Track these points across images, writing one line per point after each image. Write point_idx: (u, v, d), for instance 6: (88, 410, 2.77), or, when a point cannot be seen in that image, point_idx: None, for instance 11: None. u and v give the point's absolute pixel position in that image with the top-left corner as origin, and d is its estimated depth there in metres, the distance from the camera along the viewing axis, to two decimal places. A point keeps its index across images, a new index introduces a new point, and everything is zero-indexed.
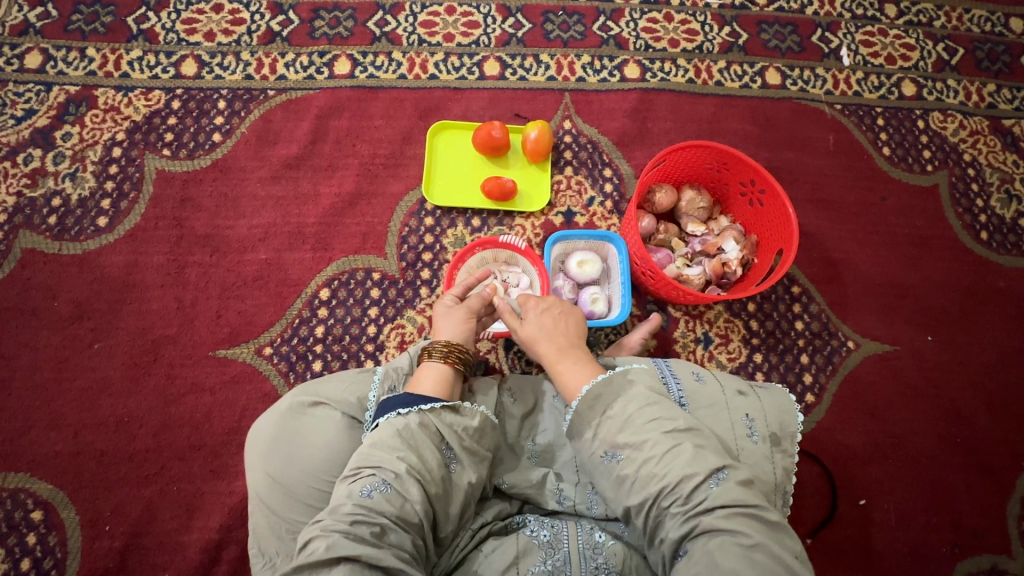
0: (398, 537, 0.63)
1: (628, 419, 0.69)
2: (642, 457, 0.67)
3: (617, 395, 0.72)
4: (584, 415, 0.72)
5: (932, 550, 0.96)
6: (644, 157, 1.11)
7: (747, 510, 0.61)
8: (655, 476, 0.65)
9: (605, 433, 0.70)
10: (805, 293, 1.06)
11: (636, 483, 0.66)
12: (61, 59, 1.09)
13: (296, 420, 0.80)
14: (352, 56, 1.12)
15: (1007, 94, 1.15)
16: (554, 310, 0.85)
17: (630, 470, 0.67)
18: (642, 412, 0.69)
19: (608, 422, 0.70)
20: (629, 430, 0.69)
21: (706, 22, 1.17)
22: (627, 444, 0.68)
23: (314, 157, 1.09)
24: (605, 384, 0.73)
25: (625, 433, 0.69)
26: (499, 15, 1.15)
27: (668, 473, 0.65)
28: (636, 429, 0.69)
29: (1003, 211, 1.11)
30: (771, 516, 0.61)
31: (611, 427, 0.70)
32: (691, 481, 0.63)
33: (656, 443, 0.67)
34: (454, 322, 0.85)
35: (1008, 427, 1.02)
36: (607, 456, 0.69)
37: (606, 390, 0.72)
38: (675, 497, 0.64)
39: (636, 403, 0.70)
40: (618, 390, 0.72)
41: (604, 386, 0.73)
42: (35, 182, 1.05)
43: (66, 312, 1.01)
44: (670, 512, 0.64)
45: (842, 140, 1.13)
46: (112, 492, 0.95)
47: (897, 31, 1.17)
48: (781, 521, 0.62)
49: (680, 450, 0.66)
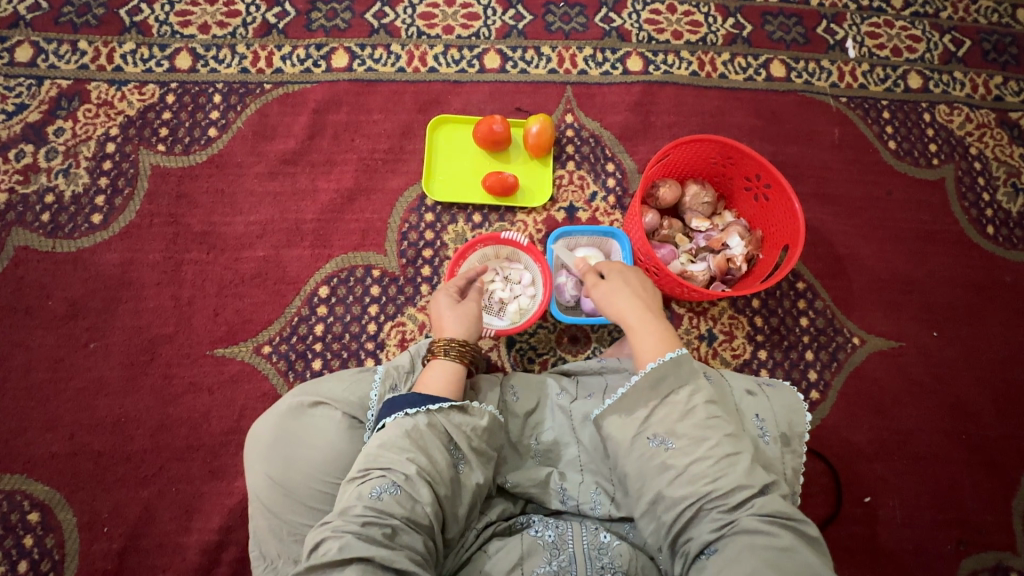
0: (410, 539, 0.62)
1: (692, 410, 0.67)
2: (695, 452, 0.65)
3: (683, 382, 0.69)
4: (643, 392, 0.69)
5: (938, 548, 0.96)
6: (647, 152, 1.09)
7: (791, 526, 0.61)
8: (706, 476, 0.63)
9: (663, 418, 0.67)
10: (810, 289, 1.05)
11: (682, 477, 0.64)
12: (52, 52, 1.07)
13: (296, 420, 0.79)
14: (349, 48, 1.10)
15: (1014, 86, 1.14)
16: (636, 281, 0.82)
17: (679, 461, 0.65)
18: (707, 408, 0.67)
19: (670, 406, 0.68)
20: (690, 423, 0.66)
21: (710, 13, 1.15)
22: (685, 436, 0.66)
23: (312, 152, 1.07)
24: (673, 366, 0.70)
25: (685, 424, 0.66)
26: (500, 6, 1.13)
27: (721, 478, 0.63)
28: (696, 423, 0.66)
29: (1009, 205, 1.10)
30: (812, 531, 0.61)
31: (670, 413, 0.67)
32: (743, 491, 0.62)
33: (716, 445, 0.65)
34: (461, 312, 0.84)
35: (1014, 424, 1.01)
36: (656, 440, 0.67)
37: (673, 373, 0.69)
38: (722, 502, 0.62)
39: (702, 397, 0.68)
40: (686, 376, 0.70)
41: (671, 367, 0.69)
42: (27, 178, 1.03)
43: (61, 310, 0.99)
44: (710, 514, 0.62)
45: (847, 133, 1.12)
46: (109, 493, 0.93)
47: (903, 22, 1.16)
48: (817, 536, 0.62)
49: (738, 459, 0.64)
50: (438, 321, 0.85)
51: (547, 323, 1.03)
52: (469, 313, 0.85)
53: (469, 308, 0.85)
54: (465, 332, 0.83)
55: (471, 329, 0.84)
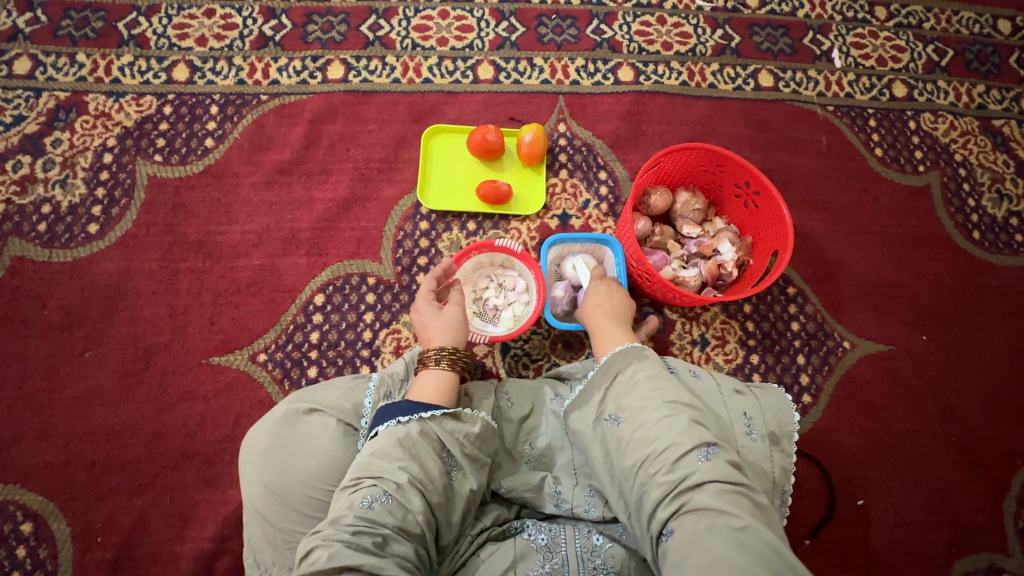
0: (401, 548, 0.63)
1: (636, 384, 0.71)
2: (638, 422, 0.68)
3: (630, 363, 0.74)
4: (596, 382, 0.75)
5: (930, 549, 0.97)
6: (638, 160, 1.11)
7: (735, 488, 0.61)
8: (647, 441, 0.66)
9: (613, 395, 0.72)
10: (801, 294, 1.06)
11: (630, 446, 0.67)
12: (50, 65, 1.08)
13: (291, 428, 0.79)
14: (345, 60, 1.12)
15: (996, 94, 1.16)
16: (608, 296, 0.88)
17: (627, 433, 0.68)
18: (650, 382, 0.71)
19: (618, 386, 0.73)
20: (635, 395, 0.70)
21: (699, 24, 1.17)
22: (629, 408, 0.70)
23: (308, 162, 1.08)
24: (623, 354, 0.75)
25: (630, 398, 0.71)
26: (493, 18, 1.15)
27: (658, 441, 0.65)
28: (639, 395, 0.70)
29: (994, 211, 1.12)
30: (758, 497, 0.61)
31: (619, 391, 0.72)
32: (679, 450, 0.64)
33: (656, 411, 0.68)
34: (439, 321, 0.85)
35: (1003, 426, 1.02)
36: (609, 418, 0.71)
37: (622, 359, 0.75)
38: (661, 465, 0.64)
39: (646, 371, 0.73)
40: (633, 359, 0.75)
41: (621, 356, 0.75)
42: (24, 189, 1.04)
43: (57, 320, 1.00)
44: (655, 479, 0.64)
45: (834, 142, 1.14)
46: (103, 503, 0.93)
47: (887, 33, 1.18)
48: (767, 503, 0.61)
49: (675, 422, 0.66)
50: (425, 332, 0.85)
51: (541, 329, 1.04)
52: (452, 322, 0.85)
53: (451, 316, 0.85)
54: (450, 341, 0.83)
55: (450, 334, 0.84)
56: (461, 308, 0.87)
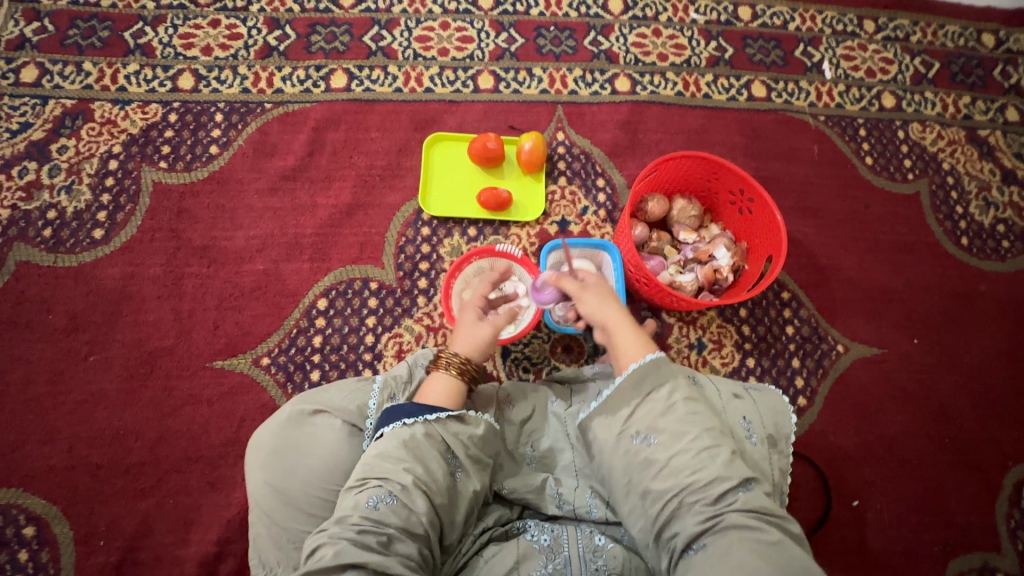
0: (405, 547, 0.63)
1: (672, 406, 0.70)
2: (677, 446, 0.67)
3: (662, 381, 0.73)
4: (625, 393, 0.72)
5: (925, 550, 0.98)
6: (635, 167, 1.14)
7: (773, 520, 0.63)
8: (686, 469, 0.66)
9: (645, 414, 0.71)
10: (795, 299, 1.09)
11: (665, 471, 0.67)
12: (57, 73, 1.10)
13: (296, 428, 0.80)
14: (347, 70, 1.14)
15: (982, 105, 1.20)
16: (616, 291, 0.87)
17: (661, 456, 0.68)
18: (686, 404, 0.71)
19: (650, 404, 0.71)
20: (671, 418, 0.70)
21: (693, 37, 1.20)
22: (666, 431, 0.69)
23: (311, 169, 1.10)
24: (654, 366, 0.73)
25: (665, 420, 0.70)
26: (493, 30, 1.17)
27: (701, 470, 0.66)
28: (677, 418, 0.69)
29: (982, 217, 1.14)
30: (794, 529, 0.64)
31: (652, 410, 0.71)
32: (724, 482, 0.65)
33: (696, 439, 0.68)
34: (471, 330, 0.85)
35: (994, 427, 1.05)
36: (639, 437, 0.70)
37: (653, 373, 0.73)
38: (703, 494, 0.64)
39: (682, 393, 0.72)
40: (665, 376, 0.73)
41: (653, 368, 0.73)
42: (30, 195, 1.05)
43: (61, 324, 1.00)
44: (693, 506, 0.64)
45: (826, 150, 1.16)
46: (107, 506, 0.93)
47: (875, 45, 1.22)
48: (799, 533, 0.64)
49: (717, 452, 0.67)
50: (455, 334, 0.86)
51: (541, 333, 1.05)
52: (481, 336, 0.85)
53: (482, 330, 0.85)
54: (471, 353, 0.84)
55: (468, 347, 0.84)
56: (495, 326, 0.86)
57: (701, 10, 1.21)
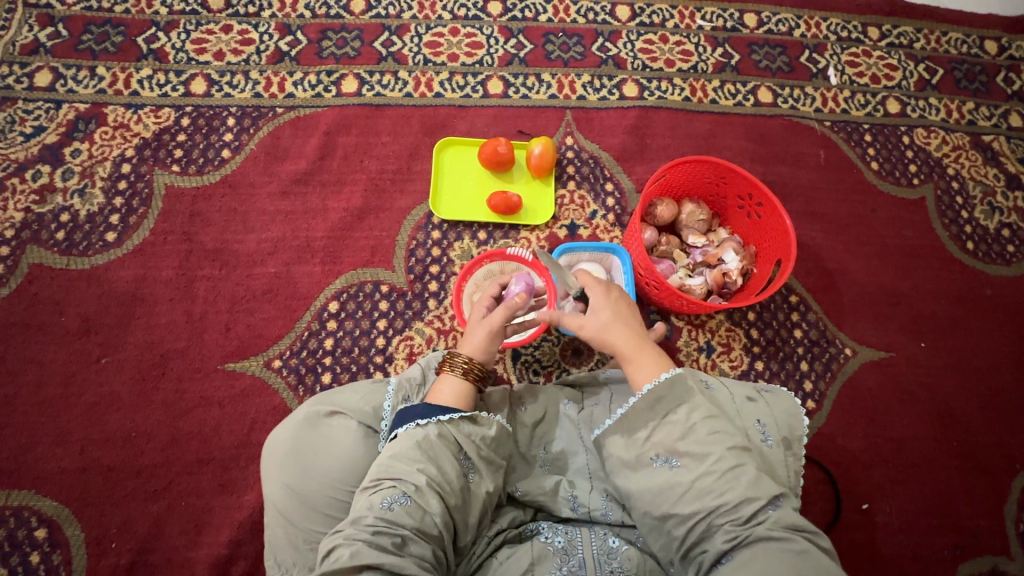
0: (419, 548, 0.64)
1: (692, 427, 0.69)
2: (700, 469, 0.67)
3: (680, 401, 0.71)
4: (643, 414, 0.72)
5: (935, 553, 0.99)
6: (644, 172, 1.15)
7: (805, 535, 0.63)
8: (712, 491, 0.65)
9: (665, 437, 0.70)
10: (803, 302, 1.09)
11: (690, 493, 0.66)
12: (71, 77, 1.11)
13: (313, 429, 0.80)
14: (358, 74, 1.15)
15: (986, 111, 1.21)
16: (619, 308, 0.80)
17: (684, 479, 0.67)
18: (707, 423, 0.69)
19: (669, 425, 0.70)
20: (692, 440, 0.68)
21: (700, 43, 1.21)
22: (688, 453, 0.68)
23: (323, 172, 1.11)
24: (670, 386, 0.71)
25: (686, 441, 0.69)
26: (502, 36, 1.19)
27: (728, 491, 0.65)
28: (698, 440, 0.68)
29: (987, 222, 1.16)
30: (825, 543, 0.64)
31: (671, 432, 0.69)
32: (752, 502, 0.64)
33: (720, 459, 0.67)
34: (472, 330, 0.84)
35: (1002, 430, 1.05)
36: (661, 460, 0.69)
37: (670, 393, 0.71)
38: (732, 515, 0.64)
39: (701, 413, 0.70)
40: (681, 395, 0.71)
41: (668, 388, 0.71)
42: (43, 198, 1.05)
43: (73, 326, 1.01)
44: (721, 527, 0.64)
45: (832, 155, 1.18)
46: (118, 508, 0.93)
47: (879, 52, 1.23)
48: (829, 546, 0.64)
49: (742, 471, 0.66)
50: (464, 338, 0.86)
51: (552, 336, 1.06)
52: (481, 335, 0.83)
53: (481, 329, 0.83)
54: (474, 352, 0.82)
55: (467, 344, 0.83)
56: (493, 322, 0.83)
57: (708, 17, 1.23)
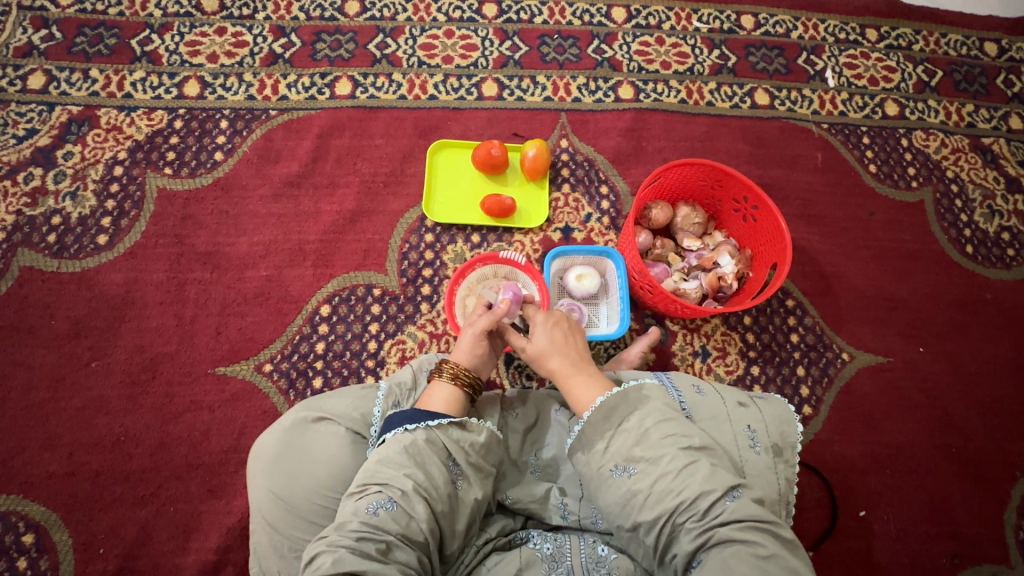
0: (403, 555, 0.63)
1: (646, 432, 0.69)
2: (656, 471, 0.66)
3: (633, 409, 0.71)
4: (597, 427, 0.71)
5: (933, 561, 0.97)
6: (639, 175, 1.14)
7: (766, 527, 0.62)
8: (671, 491, 0.65)
9: (620, 446, 0.69)
10: (799, 306, 1.08)
11: (650, 497, 0.65)
12: (64, 80, 1.11)
13: (300, 435, 0.79)
14: (352, 77, 1.15)
15: (985, 113, 1.20)
16: (562, 331, 0.82)
17: (643, 485, 0.66)
18: (660, 427, 0.69)
19: (624, 434, 0.70)
20: (647, 444, 0.68)
21: (696, 45, 1.21)
22: (643, 459, 0.67)
23: (315, 175, 1.10)
24: (622, 397, 0.72)
25: (641, 446, 0.68)
26: (497, 38, 1.18)
27: (685, 489, 0.64)
28: (652, 443, 0.68)
29: (986, 226, 1.14)
30: (789, 533, 0.62)
31: (626, 440, 0.69)
32: (707, 496, 0.63)
33: (674, 459, 0.66)
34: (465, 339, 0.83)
35: (1001, 437, 1.04)
36: (619, 470, 0.68)
37: (622, 403, 0.72)
38: (691, 512, 0.63)
39: (654, 418, 0.70)
40: (635, 404, 0.72)
41: (621, 400, 0.72)
42: (35, 201, 1.05)
43: (63, 330, 1.00)
44: (685, 527, 0.63)
45: (830, 158, 1.16)
46: (106, 514, 0.93)
47: (878, 54, 1.22)
48: (793, 536, 0.62)
49: (696, 467, 0.66)
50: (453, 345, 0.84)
51: None
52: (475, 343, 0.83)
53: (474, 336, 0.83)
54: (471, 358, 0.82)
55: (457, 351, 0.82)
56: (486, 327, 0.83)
57: (705, 19, 1.22)
